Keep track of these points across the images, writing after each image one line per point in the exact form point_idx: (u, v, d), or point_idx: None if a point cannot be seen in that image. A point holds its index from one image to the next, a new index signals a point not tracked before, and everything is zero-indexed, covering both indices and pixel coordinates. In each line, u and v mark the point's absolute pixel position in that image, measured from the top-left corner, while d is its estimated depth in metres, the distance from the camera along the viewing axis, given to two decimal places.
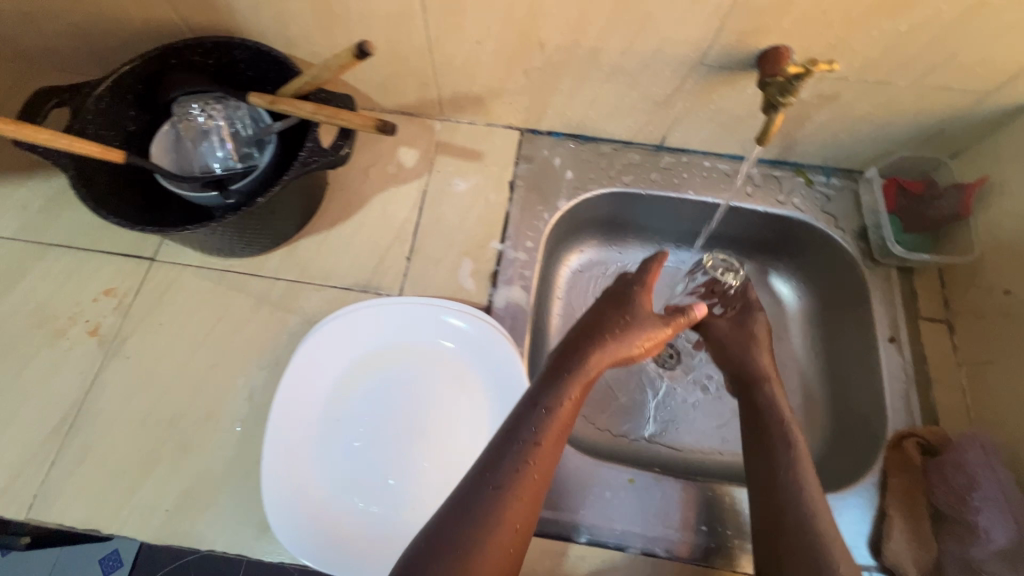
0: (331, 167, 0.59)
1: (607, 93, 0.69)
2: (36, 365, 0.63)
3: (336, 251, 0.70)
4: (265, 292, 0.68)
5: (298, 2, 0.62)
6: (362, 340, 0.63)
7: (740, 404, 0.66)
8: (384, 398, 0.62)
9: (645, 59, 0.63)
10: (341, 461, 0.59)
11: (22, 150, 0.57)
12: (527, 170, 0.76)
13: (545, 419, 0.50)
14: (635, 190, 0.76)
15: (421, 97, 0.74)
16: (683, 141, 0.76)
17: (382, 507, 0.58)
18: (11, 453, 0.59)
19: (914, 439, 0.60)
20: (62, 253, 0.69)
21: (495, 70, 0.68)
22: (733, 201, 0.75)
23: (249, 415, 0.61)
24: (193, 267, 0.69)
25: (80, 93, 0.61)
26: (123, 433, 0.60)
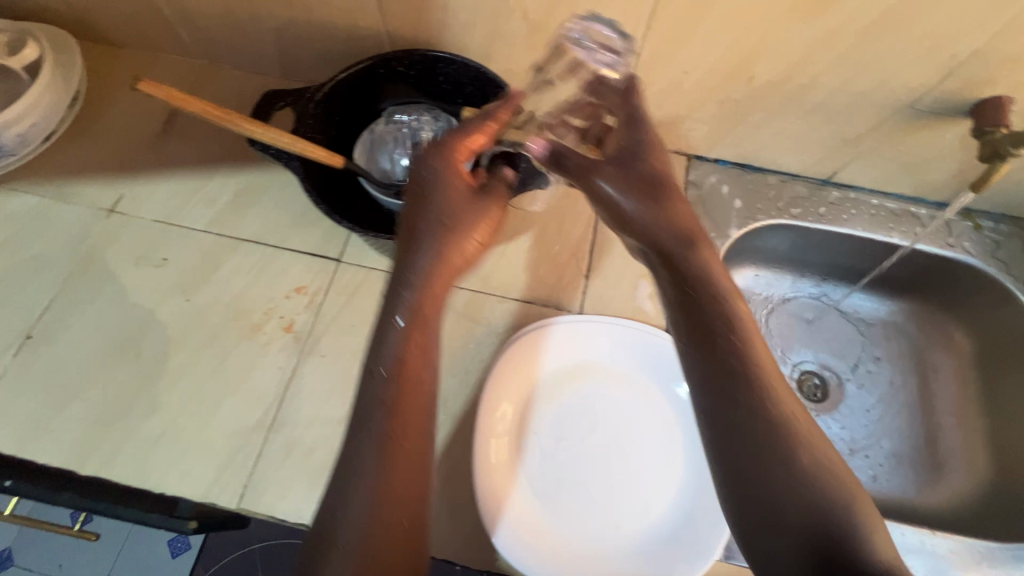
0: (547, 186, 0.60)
1: (795, 128, 0.70)
2: (236, 357, 0.65)
3: (517, 265, 0.72)
4: (450, 301, 0.69)
5: (518, 23, 0.63)
6: (555, 355, 0.64)
7: (705, 326, 0.43)
8: (580, 413, 0.63)
9: (853, 98, 0.64)
10: (543, 472, 0.60)
11: (256, 151, 0.60)
12: (696, 196, 0.77)
13: (410, 297, 0.47)
14: (804, 223, 0.76)
15: None
16: (853, 178, 0.76)
17: (588, 524, 0.58)
18: (219, 443, 0.60)
19: None
20: (253, 249, 0.71)
21: (688, 99, 0.69)
22: (903, 241, 0.76)
23: (444, 421, 0.63)
24: (380, 271, 0.70)
25: (302, 97, 0.63)
26: (325, 431, 0.61)
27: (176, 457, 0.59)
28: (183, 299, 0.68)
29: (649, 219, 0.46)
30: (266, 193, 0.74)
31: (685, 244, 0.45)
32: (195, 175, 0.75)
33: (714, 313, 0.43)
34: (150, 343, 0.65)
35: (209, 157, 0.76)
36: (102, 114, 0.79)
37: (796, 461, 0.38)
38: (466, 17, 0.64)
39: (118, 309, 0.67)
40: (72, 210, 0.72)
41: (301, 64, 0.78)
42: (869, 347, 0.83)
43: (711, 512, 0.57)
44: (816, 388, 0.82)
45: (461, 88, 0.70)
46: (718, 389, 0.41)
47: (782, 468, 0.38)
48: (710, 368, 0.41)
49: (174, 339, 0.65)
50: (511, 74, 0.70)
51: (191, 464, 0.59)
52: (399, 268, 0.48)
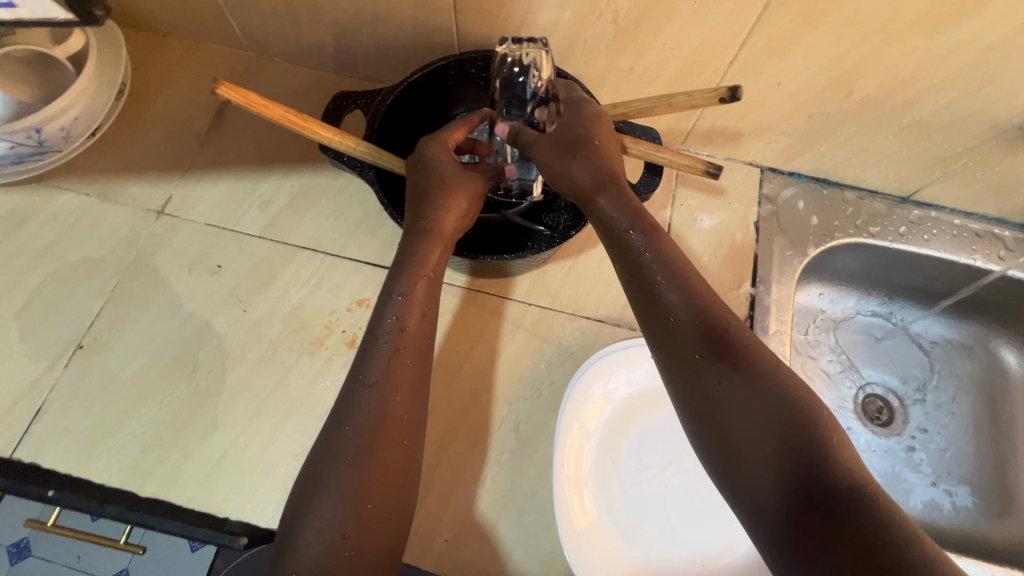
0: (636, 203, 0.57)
1: (885, 144, 0.67)
2: (298, 373, 0.61)
3: (587, 280, 0.68)
4: (518, 317, 0.66)
5: (605, 26, 0.59)
6: (634, 378, 0.61)
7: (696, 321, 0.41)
8: (658, 439, 0.60)
9: (956, 117, 0.61)
10: (622, 501, 0.58)
11: (328, 158, 0.56)
12: (771, 211, 0.74)
13: (410, 279, 0.49)
14: (883, 243, 0.73)
15: (673, 127, 0.72)
16: (935, 197, 0.73)
17: (670, 556, 0.56)
18: (284, 464, 0.57)
19: None
20: (311, 257, 0.68)
21: (775, 111, 0.66)
22: (986, 264, 0.73)
23: (517, 446, 0.60)
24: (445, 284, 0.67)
25: (373, 101, 0.60)
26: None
27: (239, 478, 0.57)
28: (241, 309, 0.64)
29: (623, 209, 0.47)
30: (322, 197, 0.71)
31: (641, 232, 0.46)
32: (248, 176, 0.72)
33: (682, 304, 0.42)
34: (207, 355, 0.62)
35: (261, 157, 0.72)
36: (147, 108, 0.75)
37: (765, 451, 0.35)
38: (549, 18, 0.60)
39: (172, 317, 0.64)
40: (120, 210, 0.69)
41: (359, 61, 0.74)
42: (938, 369, 0.81)
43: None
44: (882, 409, 0.79)
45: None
46: (695, 380, 0.39)
47: (747, 438, 0.36)
48: (671, 345, 0.41)
49: (233, 351, 0.62)
50: (588, 80, 0.67)
51: (256, 486, 0.57)
52: (400, 252, 0.51)
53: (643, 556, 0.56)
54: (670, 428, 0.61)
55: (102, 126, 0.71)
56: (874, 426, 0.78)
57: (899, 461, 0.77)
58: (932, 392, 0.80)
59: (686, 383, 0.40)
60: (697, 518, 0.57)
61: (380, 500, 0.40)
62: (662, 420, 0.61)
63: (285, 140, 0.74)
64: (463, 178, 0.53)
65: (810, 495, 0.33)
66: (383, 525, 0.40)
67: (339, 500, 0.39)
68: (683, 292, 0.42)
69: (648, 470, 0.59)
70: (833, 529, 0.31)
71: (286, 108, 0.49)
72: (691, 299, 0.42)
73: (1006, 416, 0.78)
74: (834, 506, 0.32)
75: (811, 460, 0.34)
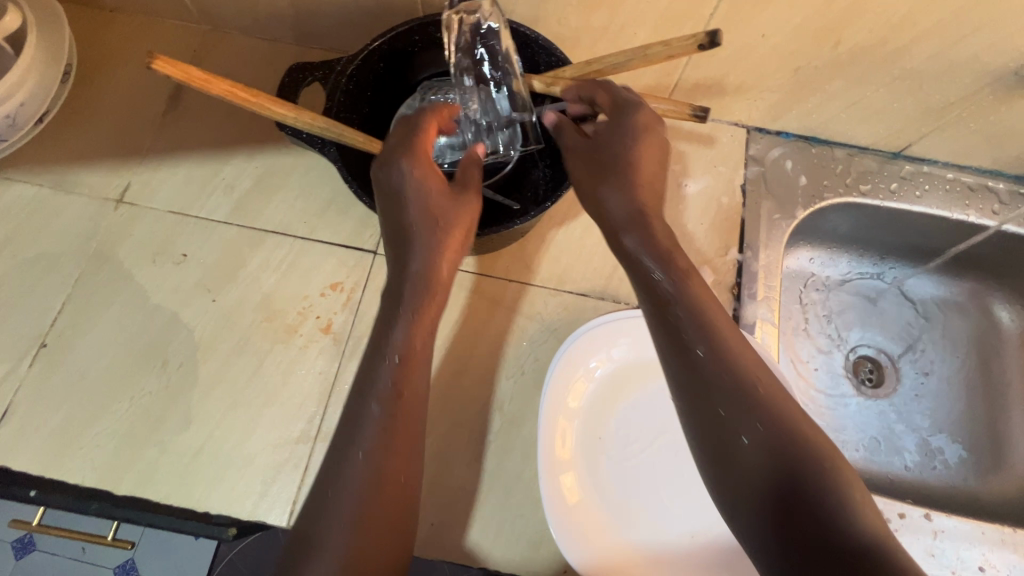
0: None
1: (876, 97, 0.64)
2: (273, 362, 0.60)
3: (569, 253, 0.66)
4: (499, 295, 0.64)
5: None
6: (620, 352, 0.59)
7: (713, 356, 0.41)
8: (647, 412, 0.59)
9: (950, 65, 0.57)
10: (610, 475, 0.57)
11: (286, 135, 0.53)
12: (758, 173, 0.71)
13: (415, 301, 0.47)
14: (873, 201, 0.71)
15: (656, 88, 0.68)
16: (927, 151, 0.71)
17: (660, 532, 0.55)
18: (262, 457, 0.56)
19: None
20: (280, 242, 0.65)
21: (761, 66, 0.62)
22: (979, 219, 0.71)
23: (501, 426, 0.58)
24: None
25: (333, 72, 0.56)
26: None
27: (218, 472, 0.55)
28: (210, 299, 0.62)
29: (649, 246, 0.47)
30: (289, 178, 0.67)
31: (668, 266, 0.46)
32: (210, 159, 0.68)
33: (701, 343, 0.42)
34: (178, 348, 0.60)
35: (223, 138, 0.69)
36: (100, 91, 0.70)
37: (774, 495, 0.36)
38: None
39: (139, 311, 0.61)
40: (76, 200, 0.65)
41: (319, 30, 0.70)
42: (930, 329, 0.79)
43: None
44: (872, 372, 0.78)
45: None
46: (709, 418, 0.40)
47: (754, 469, 0.37)
48: (686, 375, 0.41)
49: (204, 343, 0.60)
50: (562, 40, 0.63)
51: (234, 481, 0.55)
52: (401, 271, 0.49)
53: (632, 529, 0.55)
54: (659, 401, 0.59)
55: (50, 112, 0.66)
56: (866, 388, 0.78)
57: (892, 422, 0.76)
58: (924, 351, 0.79)
59: (699, 412, 0.41)
60: (686, 489, 0.57)
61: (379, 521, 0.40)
62: (651, 394, 0.59)
63: (247, 120, 0.70)
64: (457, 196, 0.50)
65: (812, 536, 0.33)
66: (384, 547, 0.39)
67: (344, 522, 0.39)
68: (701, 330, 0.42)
69: (638, 444, 0.58)
70: (832, 570, 0.32)
71: (231, 82, 0.45)
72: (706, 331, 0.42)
73: (999, 372, 0.77)
74: (833, 549, 0.32)
75: (810, 502, 0.34)
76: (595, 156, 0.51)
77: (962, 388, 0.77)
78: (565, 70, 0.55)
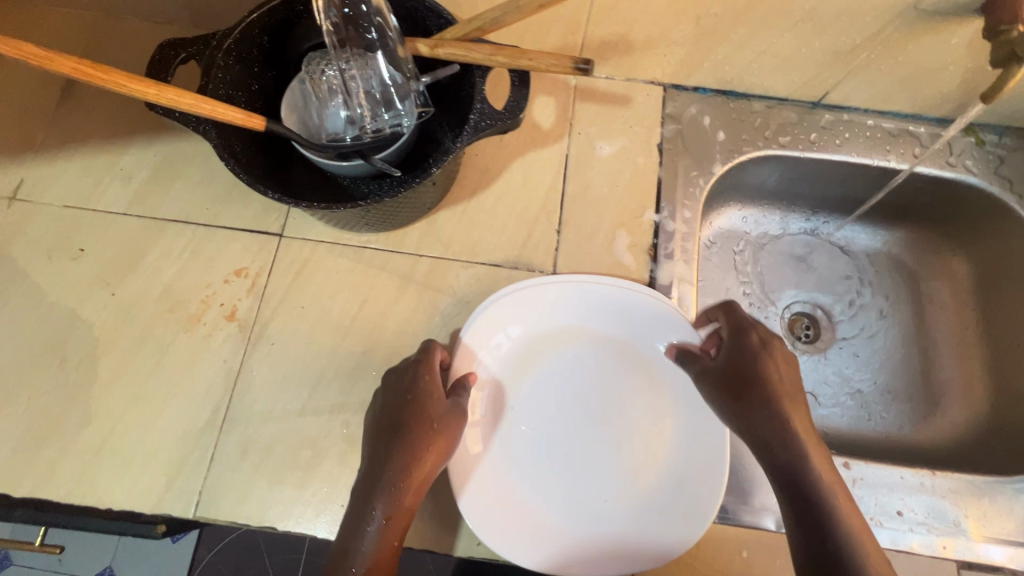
0: (505, 132, 0.52)
1: (784, 45, 0.62)
2: (176, 351, 0.58)
3: (482, 224, 0.64)
4: (409, 271, 0.62)
5: None
6: (530, 322, 0.58)
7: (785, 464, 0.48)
8: (562, 381, 0.58)
9: (848, 4, 0.55)
10: (524, 447, 0.56)
11: (156, 115, 0.50)
12: (675, 131, 0.69)
13: (403, 472, 0.49)
14: (793, 153, 0.70)
15: (563, 48, 0.66)
16: (845, 98, 0.69)
17: (572, 504, 0.54)
18: (164, 449, 0.55)
19: None
20: (180, 231, 0.63)
21: (663, 18, 0.60)
22: (900, 164, 0.69)
23: None
24: (328, 244, 0.63)
25: (207, 47, 0.53)
26: (279, 425, 0.56)
27: (121, 467, 0.54)
28: (109, 293, 0.60)
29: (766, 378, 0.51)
30: (188, 164, 0.65)
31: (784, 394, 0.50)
32: (107, 149, 0.66)
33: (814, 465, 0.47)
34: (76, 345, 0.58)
35: (119, 127, 0.66)
36: None
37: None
38: None
39: (36, 309, 0.59)
40: None
41: (212, 7, 0.67)
42: (864, 282, 0.79)
43: (706, 476, 0.53)
44: (807, 328, 0.78)
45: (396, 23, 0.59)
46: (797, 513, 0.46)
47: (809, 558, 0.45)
48: (774, 470, 0.48)
49: (103, 338, 0.58)
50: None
51: (136, 475, 0.54)
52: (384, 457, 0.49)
53: (544, 497, 0.54)
54: (572, 370, 0.59)
55: None
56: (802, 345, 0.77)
57: (829, 378, 0.75)
58: (858, 304, 0.78)
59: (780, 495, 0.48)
60: (602, 456, 0.56)
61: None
62: (564, 361, 0.59)
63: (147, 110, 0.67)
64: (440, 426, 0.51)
65: None
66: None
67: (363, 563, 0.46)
68: (781, 433, 0.49)
69: (552, 414, 0.57)
70: None
71: (74, 57, 0.42)
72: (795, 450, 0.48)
73: (934, 320, 0.76)
74: None
75: None
76: (736, 358, 0.52)
77: (898, 339, 0.76)
78: (449, 33, 0.53)
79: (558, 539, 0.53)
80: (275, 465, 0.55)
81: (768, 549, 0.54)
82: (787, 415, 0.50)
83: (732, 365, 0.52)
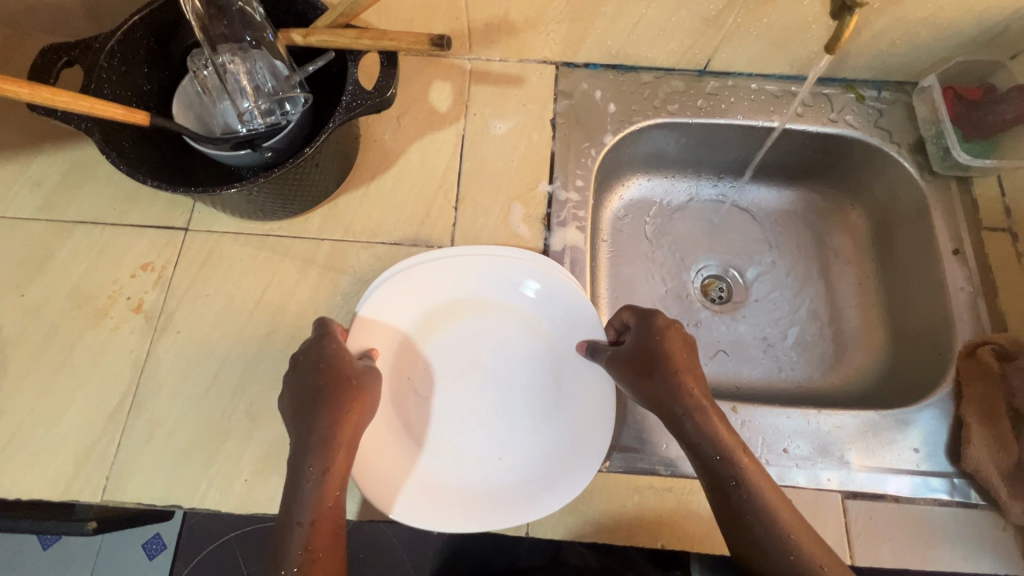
0: (376, 111, 0.55)
1: (655, 15, 0.65)
2: (84, 344, 0.60)
3: (381, 206, 0.67)
4: (311, 255, 0.64)
5: None
6: (427, 293, 0.60)
7: (693, 447, 0.51)
8: (453, 352, 0.61)
9: None
10: (418, 416, 0.59)
11: (39, 115, 0.51)
12: (567, 106, 0.72)
13: (327, 443, 0.49)
14: (681, 120, 0.72)
15: (451, 32, 0.69)
16: (727, 64, 0.72)
17: (471, 466, 0.57)
18: (71, 440, 0.56)
19: (989, 346, 0.60)
20: (88, 232, 0.65)
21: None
22: (785, 123, 0.72)
23: None
24: (232, 234, 0.65)
25: (90, 50, 0.56)
26: (184, 409, 0.58)
27: (31, 457, 0.56)
28: (17, 294, 0.62)
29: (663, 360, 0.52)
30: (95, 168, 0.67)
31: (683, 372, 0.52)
32: (15, 158, 0.68)
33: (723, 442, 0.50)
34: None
35: (27, 137, 0.68)
36: None
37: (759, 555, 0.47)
38: None
39: None
40: None
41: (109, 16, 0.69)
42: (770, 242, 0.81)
43: (595, 426, 0.56)
44: (720, 290, 0.80)
45: (279, 17, 0.61)
46: (715, 497, 0.49)
47: (738, 538, 0.48)
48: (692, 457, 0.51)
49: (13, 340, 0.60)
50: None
51: (46, 466, 0.56)
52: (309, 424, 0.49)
53: (443, 460, 0.57)
54: (461, 341, 0.61)
55: None
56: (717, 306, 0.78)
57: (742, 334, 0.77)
58: (767, 262, 0.81)
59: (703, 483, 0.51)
60: (498, 418, 0.59)
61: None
62: (454, 334, 0.61)
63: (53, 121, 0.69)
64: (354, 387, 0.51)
65: None
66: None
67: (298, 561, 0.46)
68: (693, 413, 0.51)
69: (445, 383, 0.60)
70: None
71: None
72: (709, 433, 0.50)
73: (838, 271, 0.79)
74: None
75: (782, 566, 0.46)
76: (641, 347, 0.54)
77: (808, 292, 0.79)
78: (320, 21, 0.56)
79: (454, 501, 0.54)
80: (180, 446, 0.57)
81: (659, 493, 0.56)
82: (687, 389, 0.52)
83: (633, 357, 0.53)
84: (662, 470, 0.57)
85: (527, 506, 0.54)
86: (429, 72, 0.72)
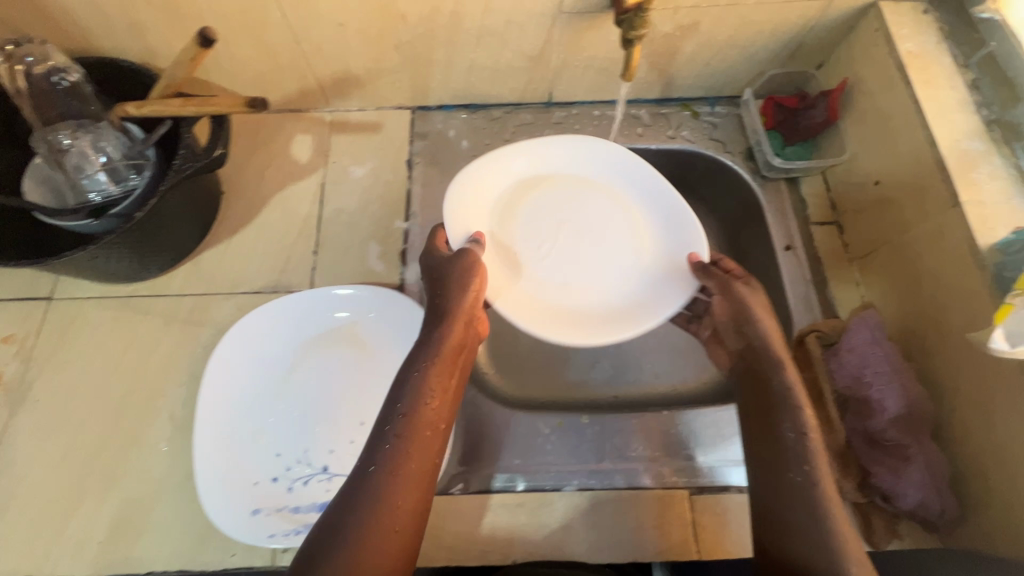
0: (208, 170, 0.69)
1: (468, 94, 0.92)
2: (18, 414, 0.76)
3: (244, 258, 0.87)
4: (175, 311, 0.83)
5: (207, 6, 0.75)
6: (256, 358, 0.79)
7: (758, 386, 0.73)
8: (508, 238, 0.86)
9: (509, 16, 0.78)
10: (542, 277, 0.85)
11: None
12: (423, 146, 0.94)
13: (422, 398, 0.67)
14: (545, 140, 0.89)
15: (301, 88, 0.91)
16: (567, 97, 0.94)
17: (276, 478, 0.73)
18: (16, 503, 0.72)
19: (740, 281, 0.74)
20: (66, 337, 0.81)
21: (353, 41, 0.82)
22: (589, 147, 0.89)
23: (171, 435, 0.76)
24: (94, 300, 0.83)
25: None
26: (146, 478, 0.74)
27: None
28: None
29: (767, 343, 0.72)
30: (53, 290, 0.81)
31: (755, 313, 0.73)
32: None
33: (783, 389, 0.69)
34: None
35: None
36: None
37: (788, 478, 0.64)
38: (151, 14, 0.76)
39: None
40: None
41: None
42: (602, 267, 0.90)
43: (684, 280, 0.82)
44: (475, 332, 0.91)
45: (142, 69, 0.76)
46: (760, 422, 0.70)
47: (786, 450, 0.66)
48: (762, 420, 0.70)
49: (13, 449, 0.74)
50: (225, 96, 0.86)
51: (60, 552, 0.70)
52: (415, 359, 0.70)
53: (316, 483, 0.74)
54: (530, 225, 0.88)
55: None
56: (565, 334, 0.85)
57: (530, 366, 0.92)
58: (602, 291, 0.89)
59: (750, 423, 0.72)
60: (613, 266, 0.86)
61: (404, 519, 0.59)
62: (530, 225, 0.87)
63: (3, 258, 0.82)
64: (485, 269, 0.75)
65: (791, 488, 0.63)
66: (401, 539, 0.59)
67: (372, 511, 0.58)
68: (764, 345, 0.73)
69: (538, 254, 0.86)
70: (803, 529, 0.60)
71: None
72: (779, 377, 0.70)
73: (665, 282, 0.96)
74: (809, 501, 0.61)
75: (815, 490, 0.62)
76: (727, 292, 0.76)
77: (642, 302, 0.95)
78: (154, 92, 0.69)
79: (567, 321, 0.81)
80: (148, 508, 0.72)
81: (494, 512, 0.73)
82: (762, 330, 0.73)
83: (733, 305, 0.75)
84: (508, 430, 0.79)
85: (630, 322, 0.81)
86: (290, 127, 0.96)
